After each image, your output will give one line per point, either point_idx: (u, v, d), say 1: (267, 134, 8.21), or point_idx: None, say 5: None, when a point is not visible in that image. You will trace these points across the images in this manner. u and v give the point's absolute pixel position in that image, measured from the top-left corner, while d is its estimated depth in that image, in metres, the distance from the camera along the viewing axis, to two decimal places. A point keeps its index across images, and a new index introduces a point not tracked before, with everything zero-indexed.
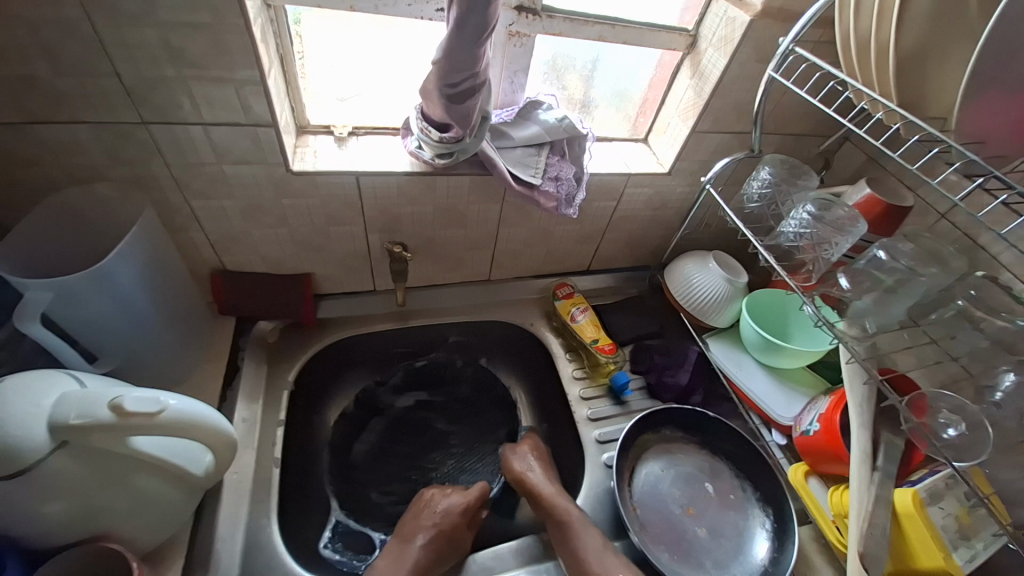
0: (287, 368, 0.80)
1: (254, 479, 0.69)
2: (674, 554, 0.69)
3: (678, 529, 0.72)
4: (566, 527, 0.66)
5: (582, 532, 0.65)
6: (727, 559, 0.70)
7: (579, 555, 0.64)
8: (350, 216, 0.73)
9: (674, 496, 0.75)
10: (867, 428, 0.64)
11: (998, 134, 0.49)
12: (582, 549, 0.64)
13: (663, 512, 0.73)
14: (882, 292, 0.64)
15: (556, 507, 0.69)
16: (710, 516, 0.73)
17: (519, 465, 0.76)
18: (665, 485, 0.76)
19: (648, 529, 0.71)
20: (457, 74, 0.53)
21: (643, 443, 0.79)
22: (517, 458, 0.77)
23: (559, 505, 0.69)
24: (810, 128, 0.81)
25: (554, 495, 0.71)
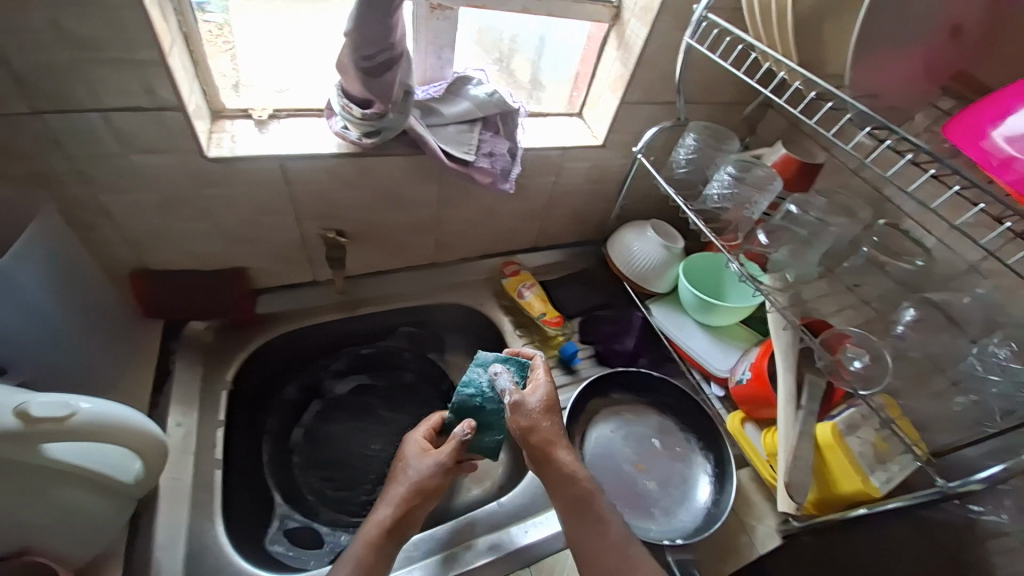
0: (223, 369, 0.76)
1: (195, 482, 0.66)
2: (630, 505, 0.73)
3: (629, 483, 0.75)
4: (587, 510, 0.58)
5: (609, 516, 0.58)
6: (676, 502, 0.74)
7: (601, 548, 0.57)
8: (279, 204, 0.70)
9: (626, 453, 0.78)
10: (791, 371, 0.71)
11: (889, 88, 0.53)
12: (607, 537, 0.57)
13: (614, 469, 0.77)
14: (798, 244, 0.69)
15: (580, 482, 0.59)
16: (657, 466, 0.78)
17: (539, 426, 0.60)
18: (616, 444, 0.79)
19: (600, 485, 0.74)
20: (372, 45, 0.52)
21: (593, 408, 0.82)
22: (537, 416, 0.60)
23: (585, 483, 0.59)
24: (733, 95, 0.84)
25: (579, 470, 0.59)
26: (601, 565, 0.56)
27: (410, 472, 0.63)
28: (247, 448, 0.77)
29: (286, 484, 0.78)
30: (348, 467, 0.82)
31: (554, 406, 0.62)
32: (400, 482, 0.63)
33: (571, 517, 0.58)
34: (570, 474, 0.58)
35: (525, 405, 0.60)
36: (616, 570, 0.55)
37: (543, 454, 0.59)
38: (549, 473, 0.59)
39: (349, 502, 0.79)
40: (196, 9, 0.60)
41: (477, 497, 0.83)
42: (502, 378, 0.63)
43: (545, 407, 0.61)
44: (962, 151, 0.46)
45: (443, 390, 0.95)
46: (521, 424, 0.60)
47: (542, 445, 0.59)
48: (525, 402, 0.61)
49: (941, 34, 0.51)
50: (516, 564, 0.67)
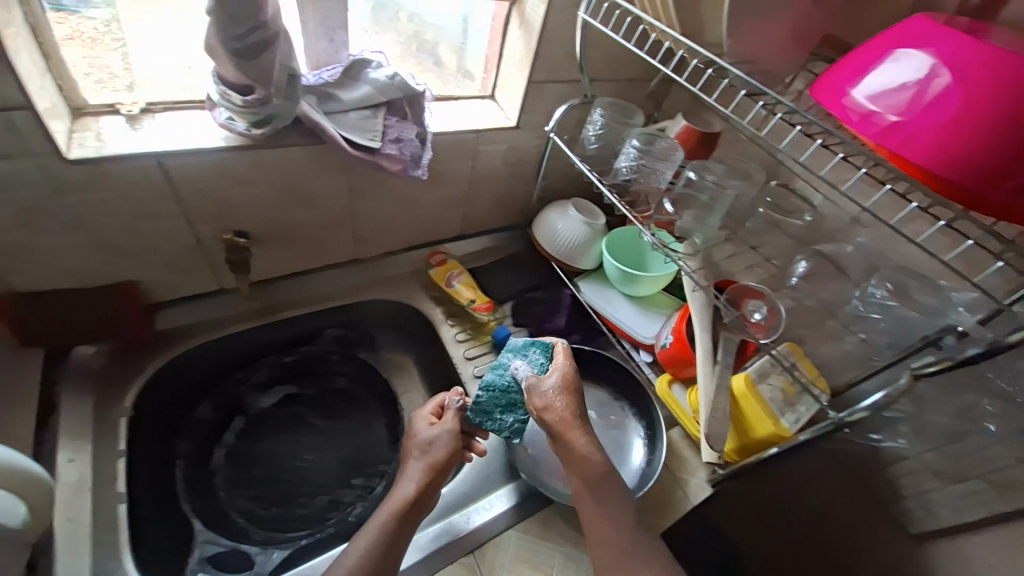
0: (120, 394, 0.69)
1: (97, 520, 0.60)
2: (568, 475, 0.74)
3: None
4: (598, 492, 0.64)
5: (616, 494, 0.64)
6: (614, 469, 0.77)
7: (607, 529, 0.62)
8: (164, 208, 0.63)
9: None
10: (707, 329, 0.75)
11: (763, 54, 0.56)
12: (614, 512, 0.63)
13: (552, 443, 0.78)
14: (701, 209, 0.73)
15: (590, 461, 0.65)
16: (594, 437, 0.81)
17: (554, 406, 0.68)
18: None
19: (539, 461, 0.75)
20: (242, 24, 0.48)
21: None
22: (552, 398, 0.69)
23: (595, 461, 0.65)
24: (638, 73, 0.87)
25: (590, 451, 0.66)
26: (606, 538, 0.61)
27: (422, 450, 0.71)
28: (158, 477, 0.71)
29: (207, 508, 0.73)
30: (279, 485, 0.78)
31: (568, 390, 0.70)
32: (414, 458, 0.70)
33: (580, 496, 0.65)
34: (580, 453, 0.66)
35: (539, 390, 0.70)
36: (619, 541, 0.61)
37: (555, 433, 0.68)
38: (563, 451, 0.67)
39: (280, 518, 0.75)
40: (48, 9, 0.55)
41: None
42: (522, 367, 0.72)
43: (561, 390, 0.70)
44: (827, 109, 0.47)
45: (377, 391, 0.91)
46: (537, 404, 0.69)
47: (555, 424, 0.67)
48: (541, 386, 0.70)
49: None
50: (458, 553, 0.66)
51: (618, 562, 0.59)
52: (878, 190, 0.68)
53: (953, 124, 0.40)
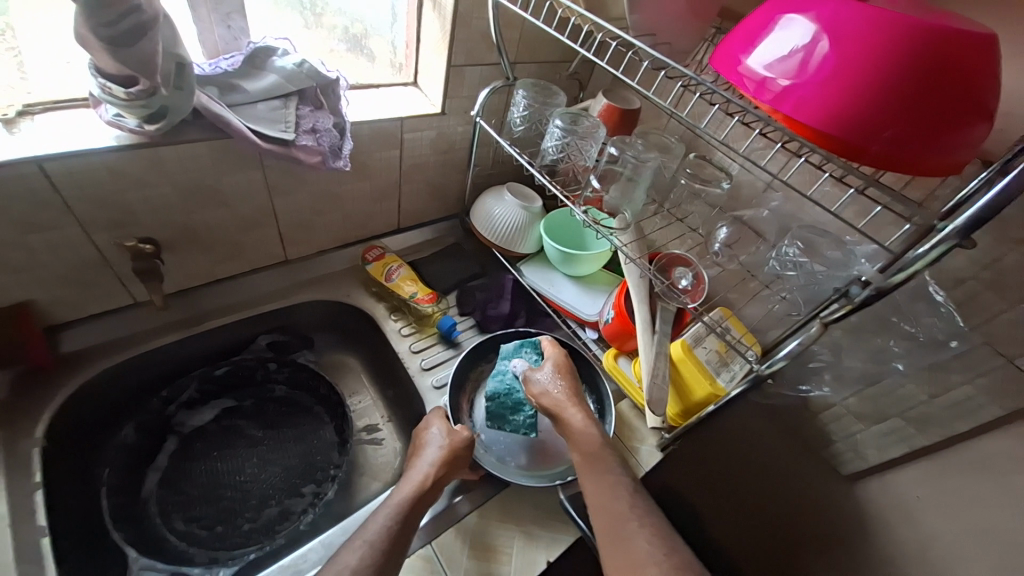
0: (32, 421, 0.63)
1: (20, 553, 0.55)
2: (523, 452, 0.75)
3: None
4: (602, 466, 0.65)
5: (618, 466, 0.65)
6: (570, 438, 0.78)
7: (611, 501, 0.61)
8: (52, 217, 0.58)
9: None
10: (645, 302, 0.77)
11: (664, 25, 0.58)
12: (617, 483, 0.63)
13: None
14: (625, 182, 0.74)
15: (589, 436, 0.68)
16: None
17: (550, 391, 0.72)
18: None
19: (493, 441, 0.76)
20: (107, 9, 0.44)
21: (479, 374, 0.84)
22: (549, 384, 0.73)
23: (594, 436, 0.68)
24: (557, 55, 0.89)
25: (588, 427, 0.68)
26: (610, 508, 0.61)
27: (431, 442, 0.69)
28: (79, 510, 0.65)
29: (140, 533, 0.69)
30: (220, 501, 0.74)
31: (565, 375, 0.74)
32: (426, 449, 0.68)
33: (585, 474, 0.65)
34: (580, 429, 0.68)
35: (536, 378, 0.74)
36: (620, 508, 0.61)
37: (554, 416, 0.71)
38: (565, 432, 0.69)
39: (226, 536, 0.71)
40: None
41: (376, 491, 0.79)
42: (519, 365, 0.78)
43: (557, 377, 0.74)
44: (726, 79, 0.47)
45: (320, 394, 0.87)
46: (534, 391, 0.73)
47: (553, 407, 0.71)
48: (537, 375, 0.74)
49: None
50: (416, 546, 0.64)
51: (617, 528, 0.59)
52: (770, 151, 0.73)
53: (839, 85, 0.41)
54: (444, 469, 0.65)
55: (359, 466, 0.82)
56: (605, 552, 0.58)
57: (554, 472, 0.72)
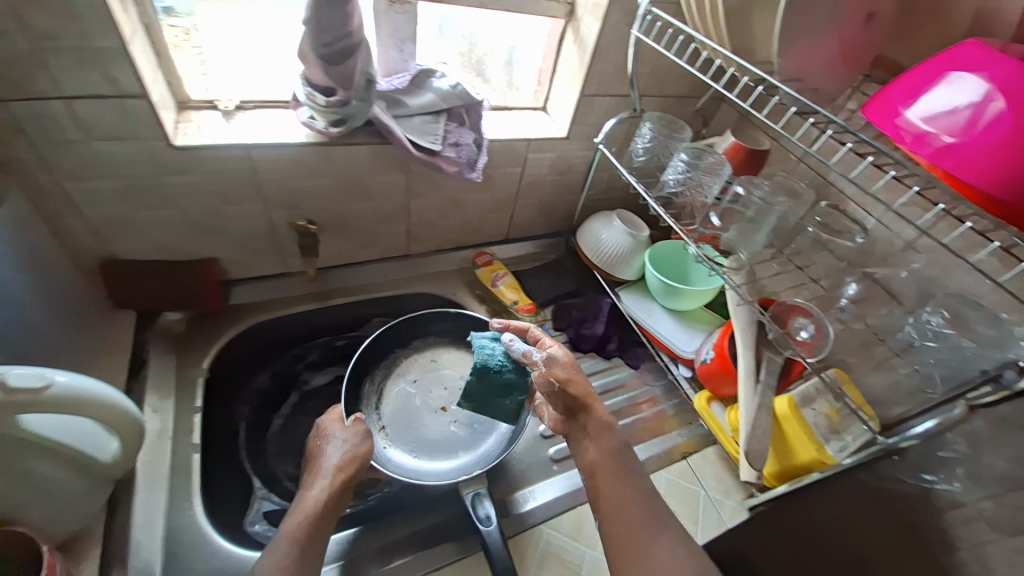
0: (200, 356, 0.77)
1: (173, 465, 0.67)
2: (428, 441, 0.79)
3: (426, 431, 0.80)
4: (625, 474, 0.60)
5: (635, 470, 0.61)
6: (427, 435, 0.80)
7: (633, 520, 0.57)
8: (247, 193, 0.71)
9: (425, 404, 0.83)
10: (751, 348, 0.75)
11: (813, 71, 0.57)
12: (637, 490, 0.59)
13: (410, 410, 0.82)
14: (746, 223, 0.73)
15: (609, 432, 0.63)
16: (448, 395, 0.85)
17: (575, 377, 0.66)
18: (410, 396, 0.84)
19: (399, 428, 0.80)
20: (331, 33, 0.56)
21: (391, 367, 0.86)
22: (572, 370, 0.67)
23: (614, 432, 0.63)
24: (687, 89, 0.89)
25: (611, 424, 0.64)
26: (630, 516, 0.57)
27: (329, 456, 0.65)
28: (222, 437, 0.77)
29: (261, 469, 0.78)
30: None
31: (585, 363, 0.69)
32: (321, 465, 0.64)
33: (601, 474, 0.61)
34: (599, 423, 0.64)
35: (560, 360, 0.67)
36: (640, 521, 0.57)
37: (579, 403, 0.64)
38: (585, 423, 0.64)
39: None
40: (164, 14, 0.60)
41: None
42: (516, 345, 0.70)
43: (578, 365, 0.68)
44: (881, 130, 0.47)
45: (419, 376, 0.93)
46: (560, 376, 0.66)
47: (583, 394, 0.64)
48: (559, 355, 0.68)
49: (854, 22, 0.56)
50: (453, 556, 0.67)
51: (635, 546, 0.55)
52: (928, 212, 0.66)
53: (1018, 147, 0.39)
54: (349, 472, 0.63)
55: None
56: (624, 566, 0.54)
57: (458, 464, 0.77)
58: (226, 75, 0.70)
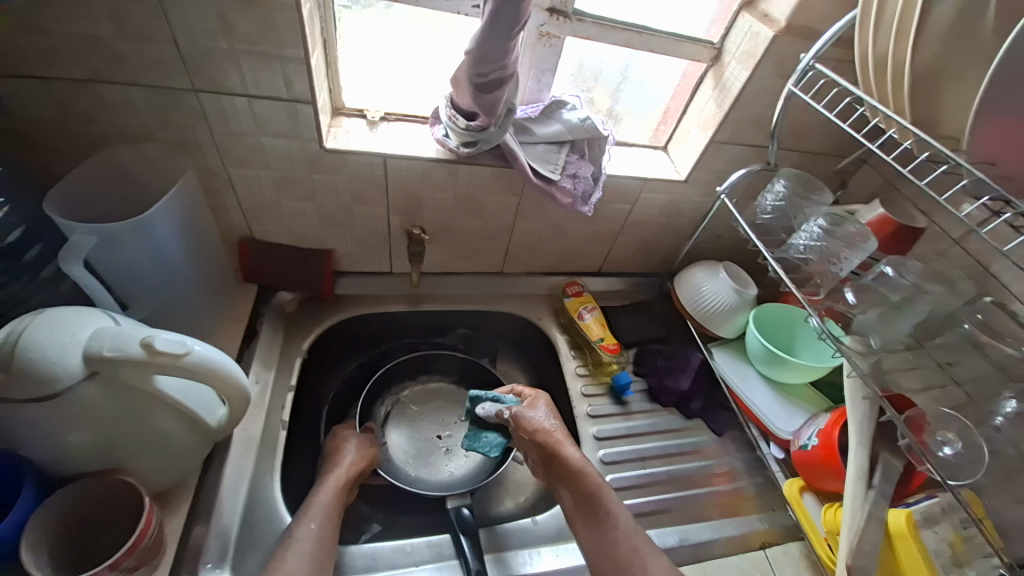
0: (302, 337, 0.83)
1: (263, 435, 0.72)
2: (427, 461, 0.85)
3: (426, 452, 0.86)
4: (605, 515, 0.66)
5: (616, 509, 0.66)
6: (427, 455, 0.85)
7: (617, 561, 0.61)
8: (374, 196, 0.75)
9: (428, 427, 0.89)
10: (865, 446, 0.67)
11: (1009, 156, 0.50)
12: (619, 530, 0.64)
13: (414, 431, 0.88)
14: (887, 308, 0.66)
15: (586, 476, 0.69)
16: (445, 423, 0.89)
17: (544, 427, 0.73)
18: (415, 417, 0.89)
19: (402, 444, 0.86)
20: (488, 65, 0.58)
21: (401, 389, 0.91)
22: (543, 421, 0.74)
23: (591, 475, 0.69)
24: (826, 147, 0.81)
25: (584, 466, 0.69)
26: (614, 553, 0.62)
27: (343, 451, 0.73)
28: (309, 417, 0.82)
29: None
30: None
31: (556, 415, 0.76)
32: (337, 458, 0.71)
33: (585, 514, 0.67)
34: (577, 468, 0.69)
35: (531, 415, 0.75)
36: (626, 559, 0.61)
37: (548, 452, 0.71)
38: (559, 469, 0.70)
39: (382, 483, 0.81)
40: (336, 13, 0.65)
41: (509, 509, 0.80)
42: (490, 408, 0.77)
43: (550, 416, 0.75)
44: None
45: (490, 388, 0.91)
46: (525, 428, 0.73)
47: (548, 442, 0.71)
48: (532, 413, 0.75)
49: None
50: None
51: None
52: None
53: None
54: (358, 469, 0.71)
55: (501, 475, 0.83)
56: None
57: (452, 480, 0.83)
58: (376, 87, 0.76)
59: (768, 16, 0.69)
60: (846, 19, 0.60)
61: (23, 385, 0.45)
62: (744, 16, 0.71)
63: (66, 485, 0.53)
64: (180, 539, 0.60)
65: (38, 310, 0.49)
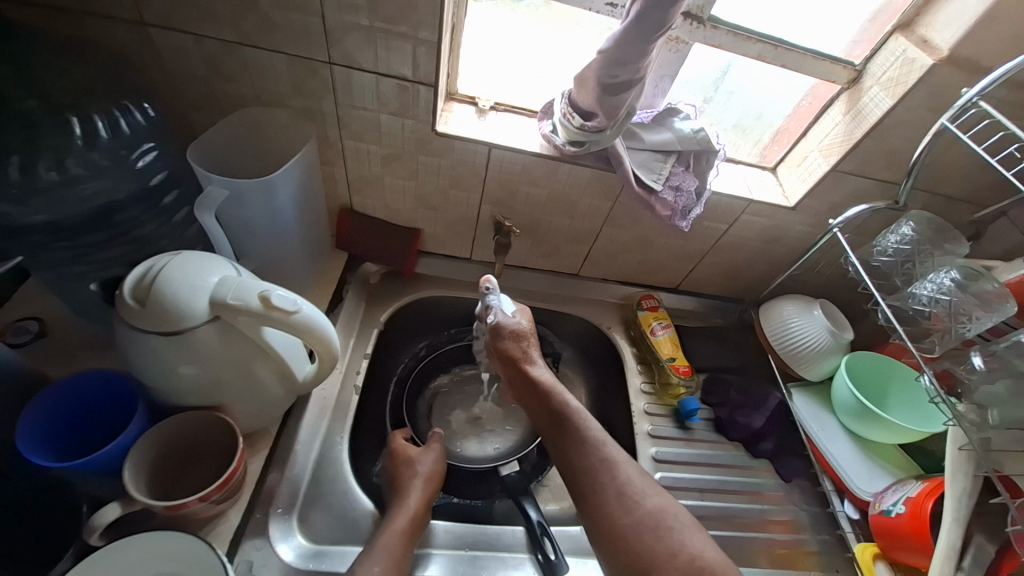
0: (381, 309, 0.86)
1: (338, 398, 0.76)
2: (466, 442, 0.85)
3: (467, 428, 0.86)
4: (569, 428, 0.68)
5: (585, 421, 0.69)
6: (468, 436, 0.85)
7: (586, 469, 0.65)
8: (471, 183, 0.76)
9: (471, 405, 0.89)
10: (960, 526, 0.60)
11: None
12: (584, 440, 0.67)
13: (455, 408, 0.88)
14: (1014, 379, 0.59)
15: (551, 393, 0.72)
16: (486, 407, 0.89)
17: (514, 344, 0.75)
18: (457, 393, 0.90)
19: (444, 423, 0.86)
20: (620, 67, 0.57)
21: (448, 366, 0.91)
22: (515, 336, 0.76)
23: (557, 391, 0.72)
24: (966, 191, 0.74)
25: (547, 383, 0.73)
26: (580, 462, 0.65)
27: (418, 468, 0.70)
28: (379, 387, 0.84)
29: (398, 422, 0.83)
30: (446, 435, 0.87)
31: (528, 329, 0.77)
32: (412, 478, 0.68)
33: (553, 428, 0.69)
34: (544, 386, 0.72)
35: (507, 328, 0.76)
36: (594, 467, 0.64)
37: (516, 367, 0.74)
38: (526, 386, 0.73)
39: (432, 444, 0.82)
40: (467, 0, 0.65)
41: (553, 512, 0.78)
42: (498, 312, 0.78)
43: (522, 331, 0.77)
44: None
45: None
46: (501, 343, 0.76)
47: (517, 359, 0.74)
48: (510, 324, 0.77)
49: None
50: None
51: (592, 489, 0.63)
52: None
53: None
54: (428, 496, 0.68)
55: (547, 476, 0.81)
56: (582, 502, 0.64)
57: (494, 454, 0.84)
58: (489, 77, 0.76)
59: (929, 41, 0.63)
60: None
61: (158, 320, 0.50)
62: (898, 39, 0.65)
63: (155, 429, 0.56)
64: (258, 480, 0.65)
65: (177, 252, 0.54)
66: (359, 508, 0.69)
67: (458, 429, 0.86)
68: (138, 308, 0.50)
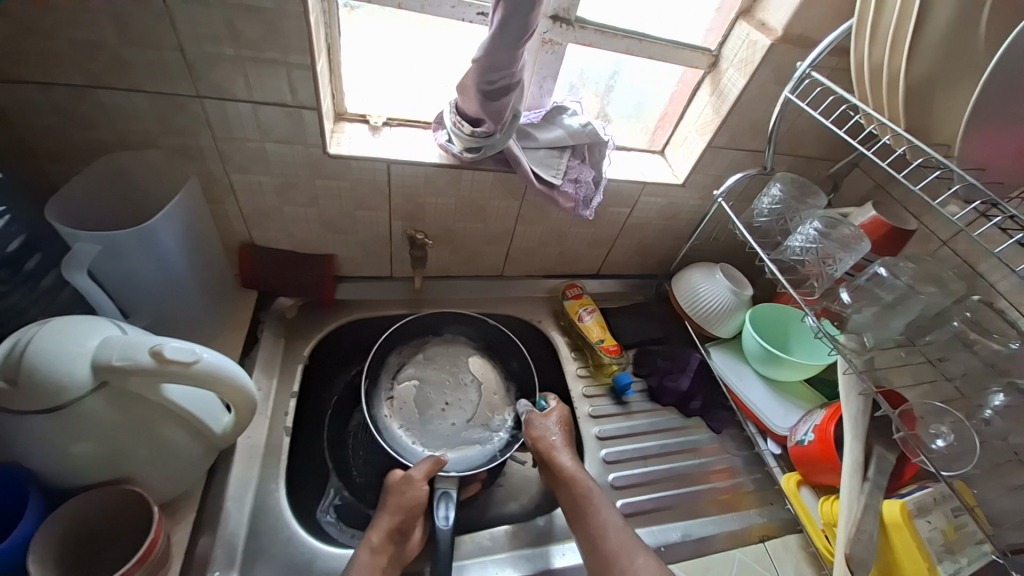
0: (303, 343, 0.82)
1: (267, 443, 0.72)
2: (423, 424, 0.79)
3: (428, 420, 0.80)
4: (589, 513, 0.68)
5: (603, 512, 0.68)
6: (427, 424, 0.79)
7: (609, 559, 0.64)
8: (376, 201, 0.75)
9: (441, 396, 0.82)
10: (859, 441, 0.69)
11: (999, 163, 0.51)
12: (603, 531, 0.66)
13: (422, 399, 0.82)
14: (881, 308, 0.68)
15: (575, 484, 0.71)
16: (455, 394, 0.83)
17: (545, 437, 0.76)
18: (425, 385, 0.83)
19: (406, 405, 0.80)
20: (496, 73, 0.60)
21: (427, 349, 0.87)
22: (546, 428, 0.78)
23: (580, 482, 0.71)
24: (821, 151, 0.84)
25: (573, 472, 0.72)
26: (599, 550, 0.65)
27: (402, 497, 0.67)
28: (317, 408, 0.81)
29: (336, 448, 0.78)
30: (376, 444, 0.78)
31: (563, 426, 0.79)
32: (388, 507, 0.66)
33: (576, 517, 0.69)
34: (568, 478, 0.72)
35: (537, 422, 0.78)
36: (612, 558, 0.64)
37: (544, 460, 0.75)
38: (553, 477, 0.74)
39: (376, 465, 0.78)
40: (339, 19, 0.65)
41: (513, 511, 0.78)
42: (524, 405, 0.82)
43: (557, 423, 0.79)
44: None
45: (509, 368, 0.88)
46: (533, 434, 0.77)
47: (545, 451, 0.75)
48: (537, 420, 0.79)
49: None
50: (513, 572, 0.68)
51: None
52: None
53: None
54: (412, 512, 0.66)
55: (503, 476, 0.81)
56: None
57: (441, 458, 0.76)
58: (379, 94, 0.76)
59: (766, 25, 0.71)
60: (840, 29, 0.62)
61: (31, 397, 0.45)
62: (741, 24, 0.73)
63: (53, 515, 0.50)
64: (188, 550, 0.61)
65: (44, 320, 0.48)
66: (309, 551, 0.65)
67: (411, 421, 0.79)
68: (6, 387, 0.45)
